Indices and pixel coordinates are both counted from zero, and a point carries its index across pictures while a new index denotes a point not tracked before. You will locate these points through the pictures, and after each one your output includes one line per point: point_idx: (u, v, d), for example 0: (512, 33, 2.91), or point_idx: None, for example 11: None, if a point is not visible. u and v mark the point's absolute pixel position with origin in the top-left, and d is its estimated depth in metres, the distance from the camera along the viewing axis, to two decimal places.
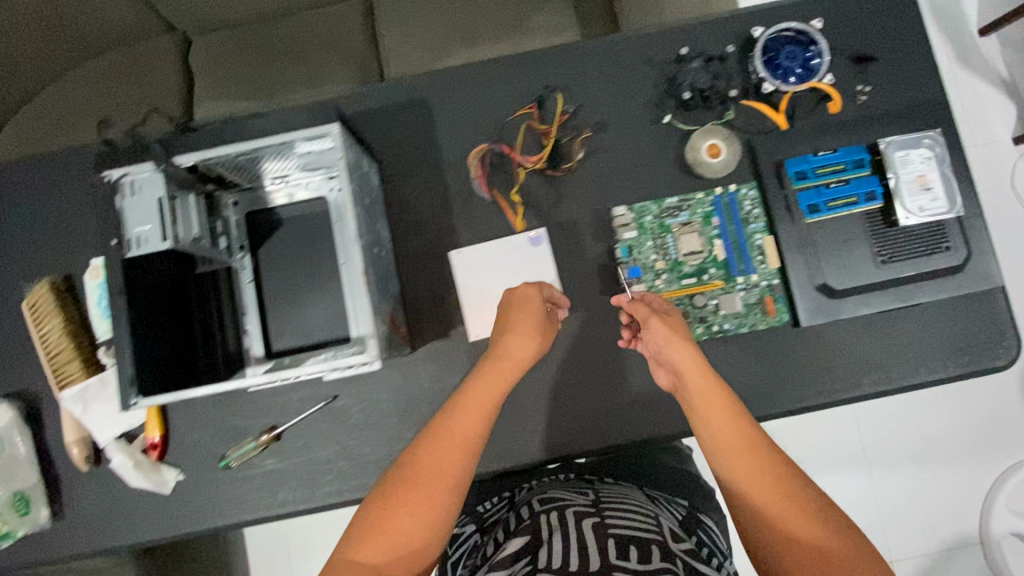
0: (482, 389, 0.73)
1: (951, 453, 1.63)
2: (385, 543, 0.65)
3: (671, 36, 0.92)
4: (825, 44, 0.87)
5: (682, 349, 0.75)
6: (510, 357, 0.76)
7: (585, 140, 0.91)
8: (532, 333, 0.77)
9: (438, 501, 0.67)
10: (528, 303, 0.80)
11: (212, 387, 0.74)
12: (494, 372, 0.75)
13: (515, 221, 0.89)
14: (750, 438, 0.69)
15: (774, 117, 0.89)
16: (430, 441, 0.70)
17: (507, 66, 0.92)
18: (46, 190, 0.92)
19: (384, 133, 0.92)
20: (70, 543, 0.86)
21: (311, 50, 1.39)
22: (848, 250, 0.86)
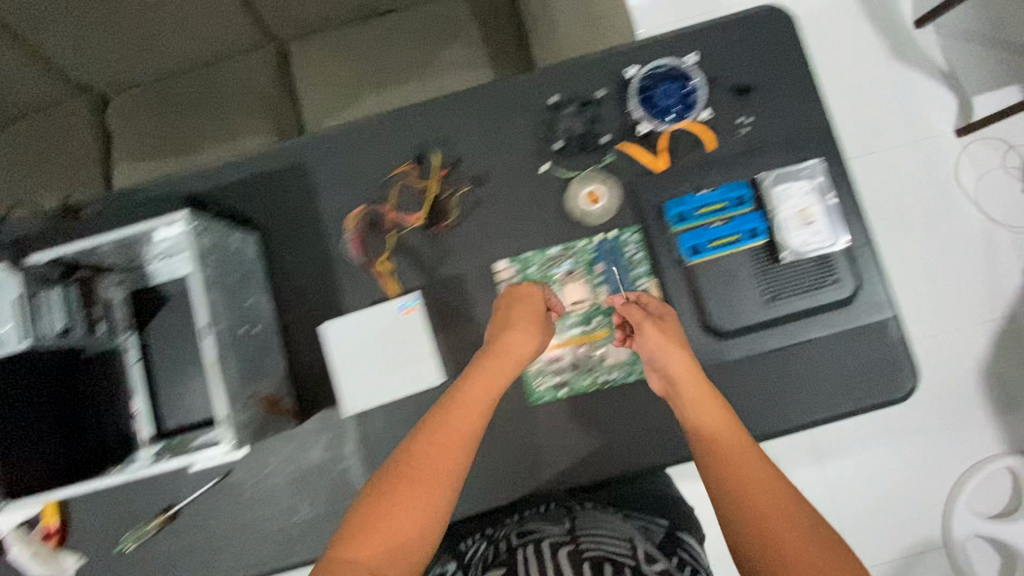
0: (481, 388, 0.73)
1: (910, 456, 1.60)
2: (379, 540, 0.62)
3: (546, 81, 0.90)
4: (698, 81, 0.87)
5: (677, 349, 0.77)
6: (508, 355, 0.76)
7: (465, 195, 0.89)
8: (529, 330, 0.78)
9: (432, 501, 0.65)
10: (525, 304, 0.80)
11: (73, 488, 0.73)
12: (491, 369, 0.75)
13: (387, 285, 0.88)
14: (741, 435, 0.69)
15: (651, 159, 0.87)
16: (427, 433, 0.69)
17: (384, 124, 0.92)
18: None
19: (263, 201, 0.91)
20: None
21: (222, 103, 1.37)
22: (734, 291, 0.85)
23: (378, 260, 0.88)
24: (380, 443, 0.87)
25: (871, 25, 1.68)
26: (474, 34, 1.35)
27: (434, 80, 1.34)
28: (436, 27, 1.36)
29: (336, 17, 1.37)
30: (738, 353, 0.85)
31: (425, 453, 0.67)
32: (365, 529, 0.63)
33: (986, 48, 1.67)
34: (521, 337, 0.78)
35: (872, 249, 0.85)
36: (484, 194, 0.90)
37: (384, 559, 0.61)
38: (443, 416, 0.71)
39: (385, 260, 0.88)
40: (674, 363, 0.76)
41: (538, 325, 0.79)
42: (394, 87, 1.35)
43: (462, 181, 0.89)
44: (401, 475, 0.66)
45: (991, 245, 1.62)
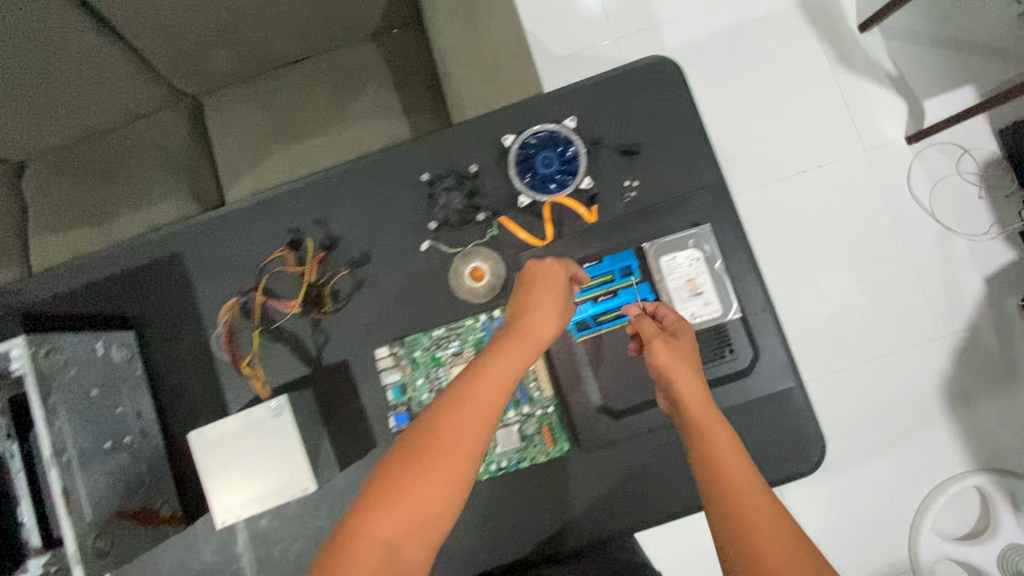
0: (501, 363, 0.64)
1: (874, 479, 1.54)
2: (400, 518, 0.57)
3: (423, 152, 0.86)
4: (579, 147, 0.82)
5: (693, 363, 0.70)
6: (539, 329, 0.68)
7: (344, 278, 0.85)
8: (557, 302, 0.70)
9: (448, 485, 0.58)
10: (557, 276, 0.72)
11: None
12: (522, 341, 0.67)
13: (255, 382, 0.83)
14: (750, 473, 0.63)
15: (529, 232, 0.84)
16: (457, 405, 0.61)
17: (259, 206, 0.87)
18: None
19: (140, 295, 0.87)
20: None
21: (139, 167, 1.33)
22: (627, 367, 0.80)
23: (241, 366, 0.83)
24: (271, 541, 0.84)
25: (814, 31, 1.61)
26: (386, 80, 1.31)
27: (347, 132, 1.30)
28: (347, 75, 1.32)
29: (244, 71, 1.31)
30: (636, 432, 0.80)
31: (455, 424, 0.60)
32: (387, 504, 0.57)
33: (937, 47, 1.58)
34: (543, 313, 0.69)
35: (769, 315, 0.81)
36: (366, 274, 0.86)
37: (404, 536, 0.57)
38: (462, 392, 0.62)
39: (248, 363, 0.84)
40: (684, 386, 0.68)
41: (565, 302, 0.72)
42: (307, 141, 1.31)
43: (341, 263, 0.86)
44: (426, 446, 0.60)
45: (947, 257, 1.56)
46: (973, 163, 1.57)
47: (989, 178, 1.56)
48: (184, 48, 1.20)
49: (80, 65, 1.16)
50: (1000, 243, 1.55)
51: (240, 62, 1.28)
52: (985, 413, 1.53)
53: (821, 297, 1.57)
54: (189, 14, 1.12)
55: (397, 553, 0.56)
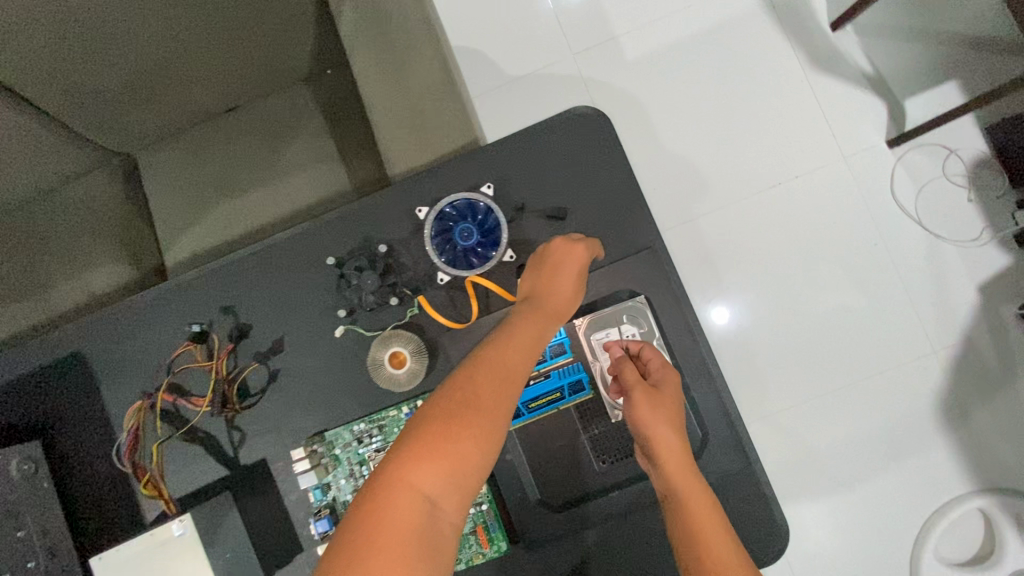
0: (529, 329, 0.64)
1: (875, 512, 1.36)
2: (441, 467, 0.53)
3: (334, 229, 0.79)
4: (498, 215, 0.75)
5: (677, 409, 0.67)
6: (563, 301, 0.68)
7: (257, 371, 0.79)
8: (580, 277, 0.70)
9: (489, 440, 0.56)
10: (585, 254, 0.70)
11: None
12: (548, 309, 0.67)
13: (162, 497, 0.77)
14: (726, 530, 0.61)
15: (449, 314, 0.77)
16: (494, 361, 0.60)
17: (163, 296, 0.81)
18: None
19: (49, 398, 0.82)
20: None
21: (72, 233, 1.22)
22: (565, 455, 0.73)
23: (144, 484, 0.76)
24: None
25: (782, 32, 1.49)
26: (321, 128, 1.24)
27: (281, 185, 1.23)
28: (279, 124, 1.25)
29: (169, 127, 1.23)
30: (578, 525, 0.73)
31: (493, 382, 0.59)
32: (430, 454, 0.53)
33: (915, 40, 1.45)
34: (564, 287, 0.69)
35: (714, 391, 0.75)
36: (278, 364, 0.79)
37: (446, 489, 0.53)
38: (495, 352, 0.61)
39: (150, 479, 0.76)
40: (663, 445, 0.65)
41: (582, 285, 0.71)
42: (242, 197, 1.25)
43: (254, 353, 0.79)
44: (465, 400, 0.57)
45: (936, 264, 1.41)
46: (960, 164, 1.44)
47: (979, 178, 1.43)
48: (99, 111, 1.11)
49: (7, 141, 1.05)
50: (993, 248, 1.41)
51: (164, 118, 1.20)
52: (990, 434, 1.36)
53: (804, 314, 1.42)
54: (102, 78, 1.04)
55: (435, 509, 0.52)
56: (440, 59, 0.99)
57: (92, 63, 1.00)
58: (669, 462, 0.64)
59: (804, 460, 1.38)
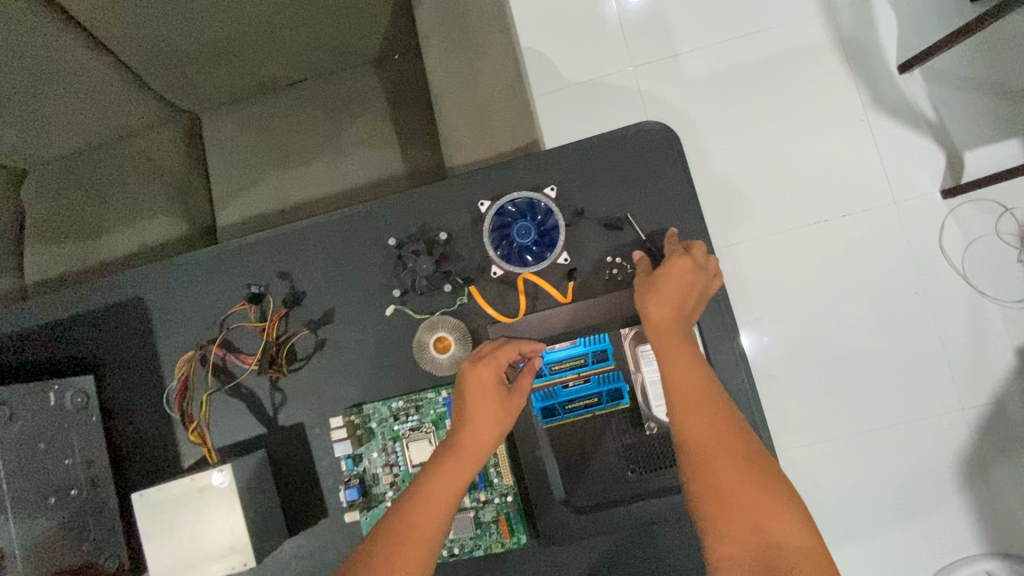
0: (446, 475, 0.66)
1: (882, 556, 1.35)
2: None
3: (395, 211, 0.81)
4: (556, 218, 0.77)
5: (677, 290, 0.70)
6: (484, 432, 0.69)
7: (306, 338, 0.82)
8: (500, 409, 0.70)
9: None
10: (493, 375, 0.71)
11: None
12: (467, 445, 0.68)
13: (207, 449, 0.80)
14: (702, 378, 0.66)
15: (498, 307, 0.79)
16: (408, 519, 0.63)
17: (223, 255, 0.84)
18: None
19: (104, 339, 0.85)
20: None
21: (133, 184, 1.31)
22: (594, 458, 0.75)
23: (191, 432, 0.81)
24: None
25: (849, 71, 1.48)
26: (382, 111, 1.27)
27: (340, 162, 1.26)
28: (344, 102, 1.28)
29: (243, 90, 1.28)
30: (601, 529, 0.74)
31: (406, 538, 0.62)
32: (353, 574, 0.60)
33: (983, 93, 1.43)
34: (484, 423, 0.69)
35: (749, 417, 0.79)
36: (328, 334, 0.82)
37: None
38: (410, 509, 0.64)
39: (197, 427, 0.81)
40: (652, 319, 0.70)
41: (516, 403, 0.71)
42: (297, 168, 1.28)
43: (305, 321, 0.82)
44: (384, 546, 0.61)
45: (975, 322, 1.39)
46: (1013, 224, 1.41)
47: None
48: (175, 70, 1.17)
49: (63, 84, 1.13)
50: None
51: (233, 86, 1.25)
52: (1006, 496, 1.34)
53: (834, 354, 1.41)
54: (186, 38, 1.09)
55: None
56: (514, 58, 1.00)
57: (175, 21, 1.06)
58: (656, 325, 0.69)
59: (816, 496, 1.37)
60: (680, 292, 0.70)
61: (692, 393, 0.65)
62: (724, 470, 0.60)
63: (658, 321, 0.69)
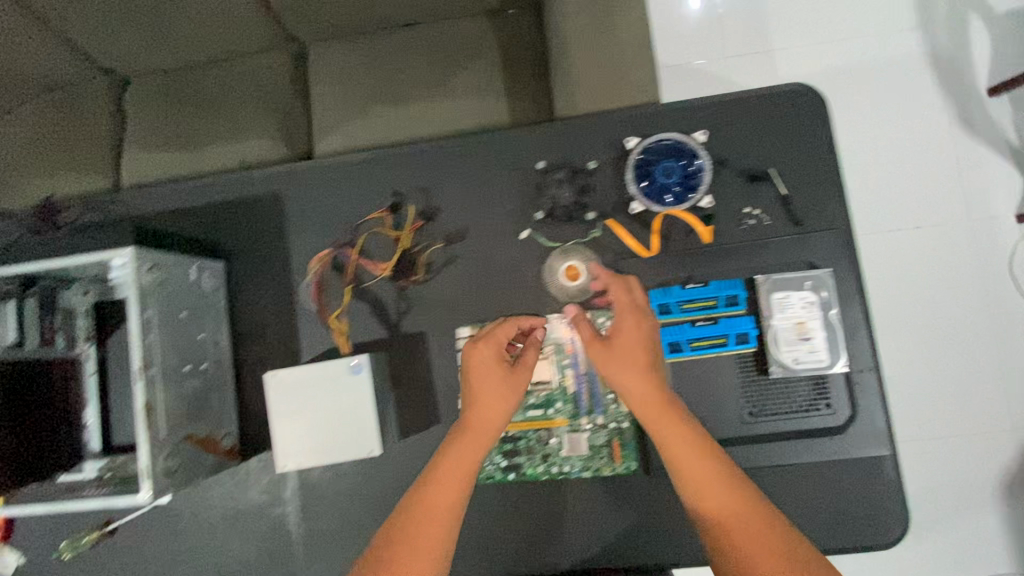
0: (441, 492, 0.65)
1: None
2: None
3: (539, 139, 0.83)
4: (704, 160, 0.78)
5: (632, 344, 0.68)
6: (490, 412, 0.69)
7: (437, 251, 0.84)
8: (502, 386, 0.71)
9: None
10: (490, 355, 0.72)
11: (46, 507, 0.78)
12: (476, 427, 0.69)
13: (340, 339, 0.83)
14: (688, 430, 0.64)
15: (636, 240, 0.80)
16: (410, 551, 0.63)
17: (364, 163, 0.87)
18: None
19: (236, 229, 0.88)
20: None
21: (237, 101, 1.34)
22: (711, 396, 0.77)
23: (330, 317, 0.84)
24: (319, 492, 0.84)
25: None
26: (493, 60, 1.28)
27: (445, 105, 1.28)
28: (455, 48, 1.30)
29: (360, 26, 1.31)
30: None
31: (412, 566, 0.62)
32: None
33: None
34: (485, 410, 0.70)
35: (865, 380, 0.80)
36: (460, 250, 0.84)
37: None
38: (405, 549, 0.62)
39: (337, 315, 0.84)
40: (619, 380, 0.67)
41: (522, 378, 0.72)
42: (403, 107, 1.29)
43: (437, 236, 0.85)
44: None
45: None
46: None
47: None
48: None
49: None
50: None
51: (350, 18, 1.27)
52: None
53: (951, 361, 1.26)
54: None
55: None
56: None
57: None
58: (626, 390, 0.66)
59: None
60: (637, 344, 0.68)
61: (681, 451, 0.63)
62: (738, 531, 0.58)
63: (629, 384, 0.66)
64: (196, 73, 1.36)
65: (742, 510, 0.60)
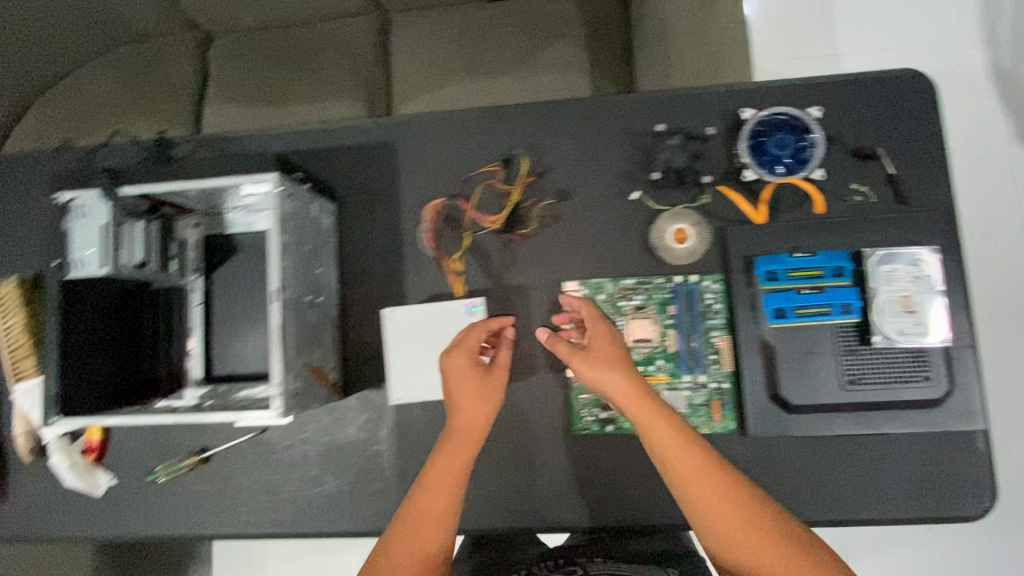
0: (434, 490, 0.69)
1: None
2: None
3: (655, 104, 0.85)
4: (819, 136, 0.81)
5: (614, 353, 0.73)
6: (472, 414, 0.74)
7: (546, 208, 0.86)
8: (480, 387, 0.75)
9: None
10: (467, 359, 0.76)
11: (124, 419, 0.76)
12: (461, 431, 0.73)
13: (455, 282, 0.87)
14: (679, 434, 0.68)
15: (750, 207, 0.83)
16: (407, 547, 0.66)
17: (478, 117, 0.89)
18: (18, 189, 0.96)
19: (348, 174, 0.90)
20: (26, 523, 0.91)
21: (320, 63, 1.37)
22: (812, 363, 0.79)
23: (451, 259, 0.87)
24: (415, 434, 0.85)
25: None
26: (579, 37, 1.30)
27: (530, 79, 1.29)
28: (541, 24, 1.31)
29: None
30: (805, 431, 0.79)
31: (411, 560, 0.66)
32: None
33: None
34: (466, 412, 0.74)
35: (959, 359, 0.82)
36: (568, 208, 0.86)
37: None
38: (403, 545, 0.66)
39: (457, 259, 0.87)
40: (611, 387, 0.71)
41: (495, 383, 0.76)
42: (485, 78, 1.30)
43: (546, 191, 0.86)
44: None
45: None
46: None
47: None
48: None
49: None
50: None
51: None
52: None
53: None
54: None
55: None
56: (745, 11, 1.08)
57: None
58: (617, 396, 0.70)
59: None
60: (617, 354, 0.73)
61: (675, 453, 0.67)
62: (732, 521, 0.64)
63: (620, 390, 0.70)
64: (282, 33, 1.40)
65: (734, 500, 0.65)
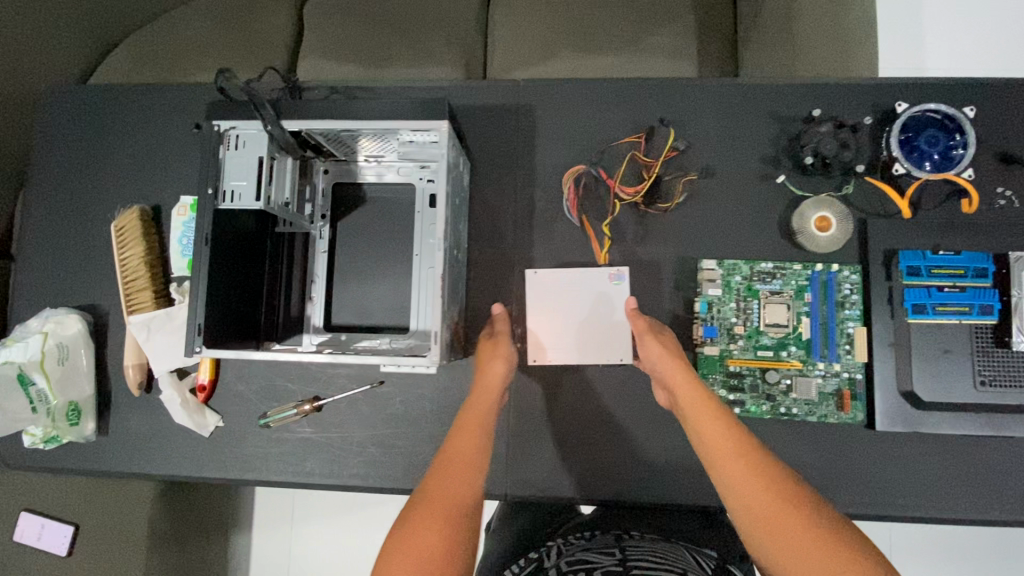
0: (463, 433, 0.69)
1: None
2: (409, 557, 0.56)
3: (805, 92, 0.86)
4: (973, 136, 0.80)
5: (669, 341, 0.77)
6: (495, 369, 0.75)
7: (688, 182, 0.85)
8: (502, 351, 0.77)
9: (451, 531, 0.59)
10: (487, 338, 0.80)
11: (267, 355, 0.74)
12: (483, 385, 0.74)
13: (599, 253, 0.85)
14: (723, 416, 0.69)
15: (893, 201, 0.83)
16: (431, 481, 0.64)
17: (620, 88, 0.88)
18: (138, 122, 0.95)
19: (484, 133, 0.90)
20: (123, 458, 0.89)
21: (420, 25, 1.35)
22: (946, 361, 0.79)
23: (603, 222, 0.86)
24: (536, 400, 0.85)
25: None
26: (687, 25, 1.29)
27: (635, 61, 1.28)
28: (649, 8, 1.31)
29: None
30: (934, 429, 0.79)
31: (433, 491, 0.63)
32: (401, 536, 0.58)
33: None
34: (492, 369, 0.75)
35: None
36: (707, 186, 0.86)
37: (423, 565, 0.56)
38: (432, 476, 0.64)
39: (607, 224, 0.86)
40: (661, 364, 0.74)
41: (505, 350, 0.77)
42: (590, 56, 1.30)
43: (686, 168, 0.86)
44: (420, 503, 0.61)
45: None
46: None
47: None
48: None
49: None
50: None
51: None
52: None
53: None
54: None
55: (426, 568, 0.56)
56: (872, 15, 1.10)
57: None
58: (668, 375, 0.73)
59: None
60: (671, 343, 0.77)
61: (715, 428, 0.68)
62: (768, 504, 0.62)
63: (671, 368, 0.73)
64: None
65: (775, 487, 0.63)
